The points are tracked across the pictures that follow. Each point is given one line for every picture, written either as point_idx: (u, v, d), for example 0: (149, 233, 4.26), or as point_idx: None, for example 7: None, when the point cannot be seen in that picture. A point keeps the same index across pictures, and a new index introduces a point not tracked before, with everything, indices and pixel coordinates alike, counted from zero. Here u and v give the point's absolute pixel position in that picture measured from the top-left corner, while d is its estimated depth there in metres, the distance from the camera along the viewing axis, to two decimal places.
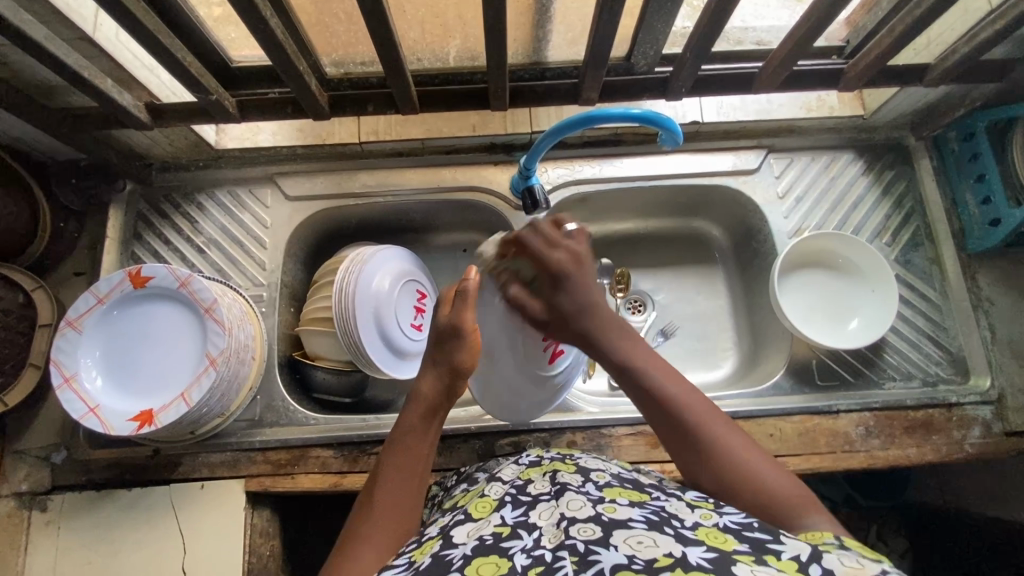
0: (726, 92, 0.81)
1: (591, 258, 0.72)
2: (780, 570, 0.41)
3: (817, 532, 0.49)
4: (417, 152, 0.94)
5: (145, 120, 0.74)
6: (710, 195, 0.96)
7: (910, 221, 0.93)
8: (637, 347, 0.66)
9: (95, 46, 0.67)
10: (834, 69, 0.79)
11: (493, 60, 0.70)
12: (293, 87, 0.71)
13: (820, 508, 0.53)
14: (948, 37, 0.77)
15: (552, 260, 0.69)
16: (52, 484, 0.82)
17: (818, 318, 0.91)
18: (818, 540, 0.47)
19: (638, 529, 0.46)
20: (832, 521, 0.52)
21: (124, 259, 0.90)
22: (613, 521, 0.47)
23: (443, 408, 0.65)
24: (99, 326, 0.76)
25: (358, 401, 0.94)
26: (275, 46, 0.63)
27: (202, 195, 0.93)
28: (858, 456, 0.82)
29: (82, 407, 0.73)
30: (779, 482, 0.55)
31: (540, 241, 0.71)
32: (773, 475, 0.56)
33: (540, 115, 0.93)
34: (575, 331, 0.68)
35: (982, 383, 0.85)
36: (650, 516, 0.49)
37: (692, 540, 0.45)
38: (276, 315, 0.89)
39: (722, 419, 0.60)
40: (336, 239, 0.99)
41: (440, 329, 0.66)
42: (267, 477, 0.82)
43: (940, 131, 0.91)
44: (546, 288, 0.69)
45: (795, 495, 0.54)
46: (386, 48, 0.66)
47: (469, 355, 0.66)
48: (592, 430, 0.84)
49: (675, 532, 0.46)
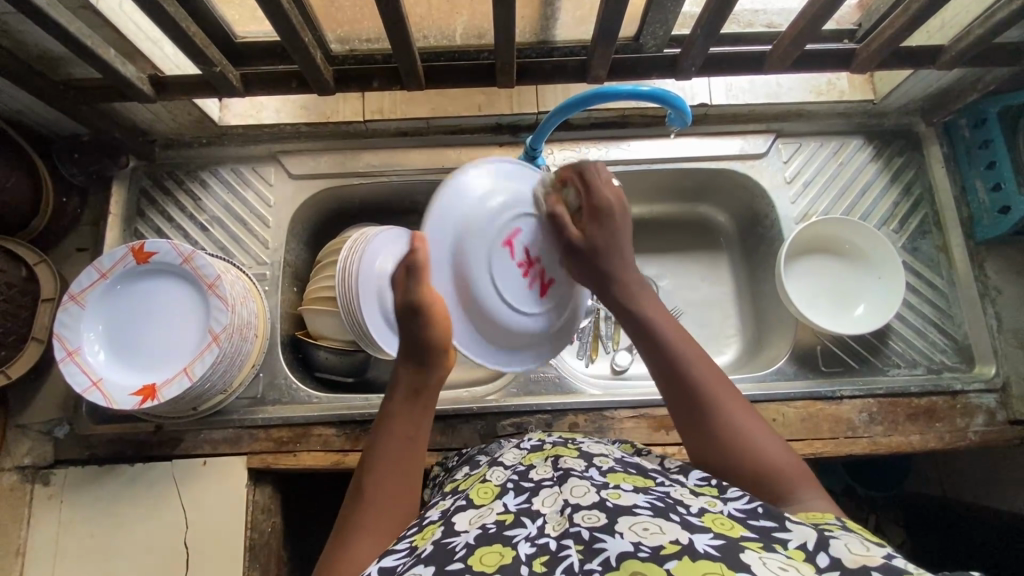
0: (736, 73, 0.80)
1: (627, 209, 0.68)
2: (789, 557, 0.42)
3: (819, 513, 0.50)
4: (422, 132, 0.94)
5: (148, 92, 0.73)
6: (717, 180, 0.96)
7: (919, 208, 0.92)
8: (659, 311, 0.66)
9: (98, 16, 0.66)
10: (845, 51, 0.78)
11: (501, 36, 0.69)
12: (299, 60, 0.70)
13: (812, 483, 0.55)
14: (963, 18, 0.76)
15: (598, 198, 0.66)
16: (56, 458, 0.82)
17: (822, 301, 0.90)
18: (820, 520, 0.48)
19: (643, 516, 0.46)
20: (826, 499, 0.54)
21: (126, 235, 0.90)
22: (618, 507, 0.47)
23: (431, 387, 0.65)
24: (100, 300, 0.76)
25: (360, 380, 0.93)
26: (282, 18, 0.63)
27: (205, 172, 0.92)
28: (861, 442, 0.82)
29: (85, 380, 0.72)
30: (773, 454, 0.56)
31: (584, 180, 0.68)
32: (773, 448, 0.57)
33: (547, 95, 0.92)
34: (596, 271, 0.65)
35: (987, 371, 0.85)
36: (655, 502, 0.49)
37: (699, 527, 0.45)
38: (279, 294, 0.89)
39: (735, 392, 0.61)
40: (339, 219, 0.99)
41: (401, 307, 0.61)
42: (269, 455, 0.82)
43: (951, 118, 0.90)
44: (589, 223, 0.66)
45: (792, 468, 0.56)
46: (393, 21, 0.65)
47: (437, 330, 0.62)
48: (594, 413, 0.84)
49: (680, 519, 0.46)
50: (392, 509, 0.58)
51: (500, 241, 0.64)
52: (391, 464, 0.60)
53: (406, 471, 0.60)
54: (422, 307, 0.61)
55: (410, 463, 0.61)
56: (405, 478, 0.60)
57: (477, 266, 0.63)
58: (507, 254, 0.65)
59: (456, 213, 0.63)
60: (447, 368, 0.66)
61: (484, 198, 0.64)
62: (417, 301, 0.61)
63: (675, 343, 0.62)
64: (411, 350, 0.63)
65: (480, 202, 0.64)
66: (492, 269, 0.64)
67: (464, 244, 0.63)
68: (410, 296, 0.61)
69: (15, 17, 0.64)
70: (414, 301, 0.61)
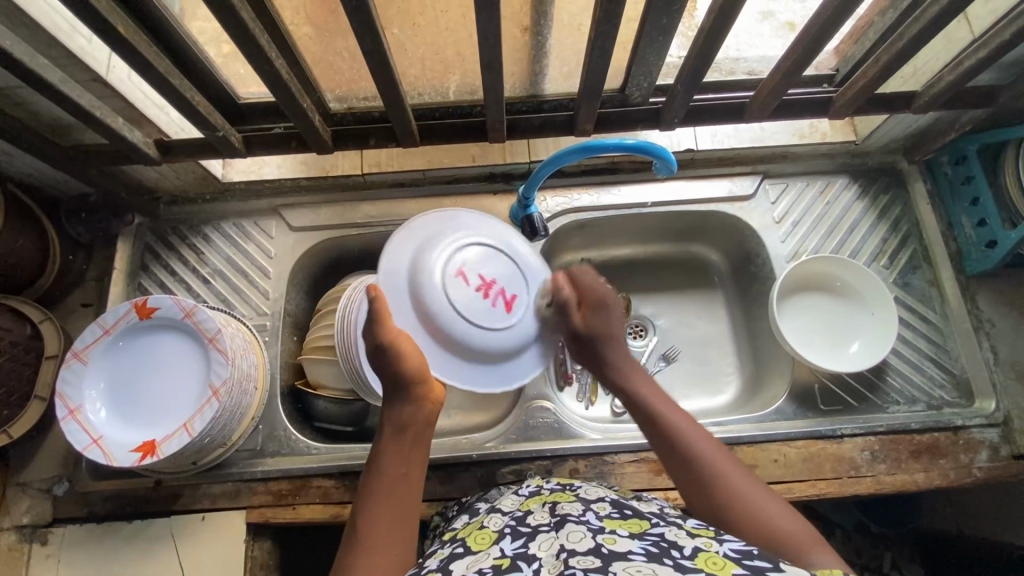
0: (721, 121, 0.83)
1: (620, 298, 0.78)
2: None
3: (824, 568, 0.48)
4: (418, 183, 0.96)
5: (154, 155, 0.76)
6: (709, 221, 0.98)
7: (908, 244, 0.93)
8: (650, 388, 0.70)
9: (108, 87, 0.70)
10: (823, 97, 0.81)
11: (490, 96, 0.72)
12: (298, 123, 0.74)
13: (824, 543, 0.53)
14: (934, 65, 0.79)
15: (596, 292, 0.75)
16: (54, 517, 0.82)
17: (818, 341, 0.91)
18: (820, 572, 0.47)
19: (637, 561, 0.46)
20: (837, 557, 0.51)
21: (131, 291, 0.91)
22: (613, 553, 0.47)
23: (416, 424, 0.66)
24: (102, 355, 0.77)
25: (359, 430, 0.93)
26: (282, 87, 0.66)
27: (208, 227, 0.95)
28: (866, 481, 0.81)
29: (86, 438, 0.73)
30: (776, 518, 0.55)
31: (583, 276, 0.77)
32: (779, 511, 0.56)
33: (539, 146, 0.95)
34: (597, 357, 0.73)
35: (987, 406, 0.85)
36: (649, 547, 0.48)
37: (690, 569, 0.45)
38: (280, 344, 0.90)
39: (726, 460, 0.61)
40: (340, 268, 1.01)
41: (373, 347, 0.65)
42: (269, 508, 0.82)
43: (933, 156, 0.92)
44: (588, 313, 0.74)
45: (797, 531, 0.54)
46: (388, 86, 0.68)
47: (409, 364, 0.65)
48: (595, 458, 0.83)
49: (674, 562, 0.46)
50: (392, 545, 0.57)
51: (454, 270, 0.70)
52: (384, 498, 0.60)
53: (408, 497, 0.61)
54: (390, 343, 0.64)
55: (405, 501, 0.61)
56: (403, 516, 0.60)
57: (444, 316, 0.68)
58: (462, 280, 0.70)
59: (424, 279, 0.69)
60: (433, 402, 0.67)
61: (426, 275, 0.69)
62: (387, 339, 0.64)
63: (672, 418, 0.65)
64: (394, 387, 0.66)
65: (427, 281, 0.68)
66: (447, 293, 0.69)
67: (420, 276, 0.69)
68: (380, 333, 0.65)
69: (27, 90, 0.67)
70: (387, 340, 0.64)
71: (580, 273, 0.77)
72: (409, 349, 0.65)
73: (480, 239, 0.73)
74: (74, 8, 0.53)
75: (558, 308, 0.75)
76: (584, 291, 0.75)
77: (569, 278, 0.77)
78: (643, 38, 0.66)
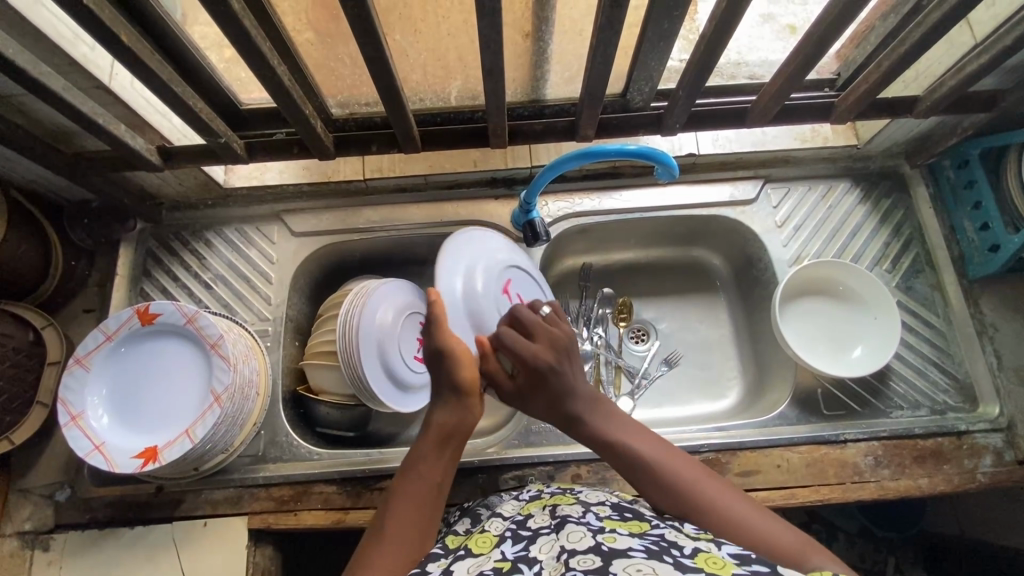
0: (722, 126, 0.83)
1: (571, 338, 0.71)
2: None
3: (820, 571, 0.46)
4: (420, 188, 0.97)
5: (156, 162, 0.77)
6: (710, 225, 0.98)
7: (910, 248, 0.93)
8: (621, 424, 0.67)
9: (111, 94, 0.70)
10: (824, 102, 0.81)
11: (492, 103, 0.72)
12: (299, 129, 0.74)
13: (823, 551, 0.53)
14: (936, 69, 0.79)
15: (533, 353, 0.67)
16: (56, 523, 0.82)
17: (821, 346, 0.91)
18: None
19: (638, 558, 0.45)
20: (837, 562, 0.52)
21: (132, 296, 0.91)
22: (613, 551, 0.47)
23: (459, 434, 0.65)
24: (105, 361, 0.77)
25: (362, 434, 0.94)
26: (284, 94, 0.66)
27: (210, 233, 0.95)
28: (869, 487, 0.81)
29: (88, 444, 0.73)
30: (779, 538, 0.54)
31: (517, 332, 0.69)
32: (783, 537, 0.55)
33: (541, 151, 0.95)
34: (553, 412, 0.68)
35: (991, 411, 0.84)
36: (649, 546, 0.48)
37: (690, 568, 0.44)
38: (281, 350, 0.90)
39: (717, 487, 0.60)
40: (341, 273, 1.01)
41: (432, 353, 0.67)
42: (270, 514, 0.81)
43: (934, 160, 0.92)
44: (527, 381, 0.68)
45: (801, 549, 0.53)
46: (389, 92, 0.68)
47: (465, 372, 0.65)
48: (597, 463, 0.83)
49: (674, 560, 0.45)
50: (409, 548, 0.58)
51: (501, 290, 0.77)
52: (411, 501, 0.60)
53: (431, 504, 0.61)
54: (450, 350, 0.66)
55: (427, 509, 0.61)
56: (424, 522, 0.60)
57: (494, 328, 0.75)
58: (506, 299, 0.78)
59: (479, 293, 0.74)
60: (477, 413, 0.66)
61: (478, 289, 0.75)
62: (445, 346, 0.66)
63: (651, 457, 0.63)
64: (450, 396, 0.65)
65: (479, 295, 0.74)
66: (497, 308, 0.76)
67: (474, 290, 0.74)
68: (439, 340, 0.66)
69: (30, 97, 0.68)
70: (444, 347, 0.66)
71: (518, 314, 0.71)
72: (464, 358, 0.66)
73: (514, 263, 0.82)
74: (77, 17, 0.53)
75: (488, 375, 0.69)
76: (518, 358, 0.67)
77: (506, 327, 0.69)
78: (644, 43, 0.66)
